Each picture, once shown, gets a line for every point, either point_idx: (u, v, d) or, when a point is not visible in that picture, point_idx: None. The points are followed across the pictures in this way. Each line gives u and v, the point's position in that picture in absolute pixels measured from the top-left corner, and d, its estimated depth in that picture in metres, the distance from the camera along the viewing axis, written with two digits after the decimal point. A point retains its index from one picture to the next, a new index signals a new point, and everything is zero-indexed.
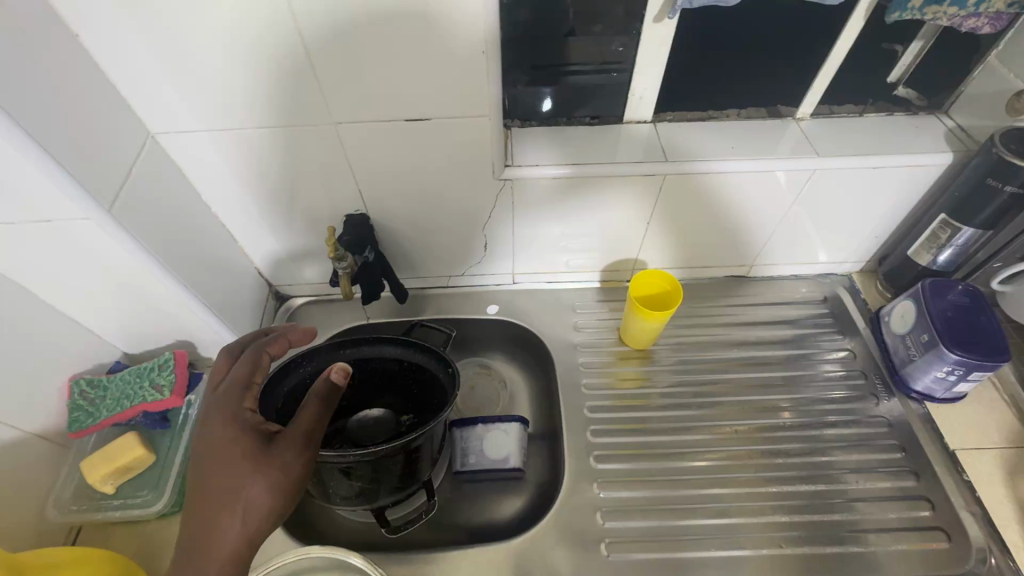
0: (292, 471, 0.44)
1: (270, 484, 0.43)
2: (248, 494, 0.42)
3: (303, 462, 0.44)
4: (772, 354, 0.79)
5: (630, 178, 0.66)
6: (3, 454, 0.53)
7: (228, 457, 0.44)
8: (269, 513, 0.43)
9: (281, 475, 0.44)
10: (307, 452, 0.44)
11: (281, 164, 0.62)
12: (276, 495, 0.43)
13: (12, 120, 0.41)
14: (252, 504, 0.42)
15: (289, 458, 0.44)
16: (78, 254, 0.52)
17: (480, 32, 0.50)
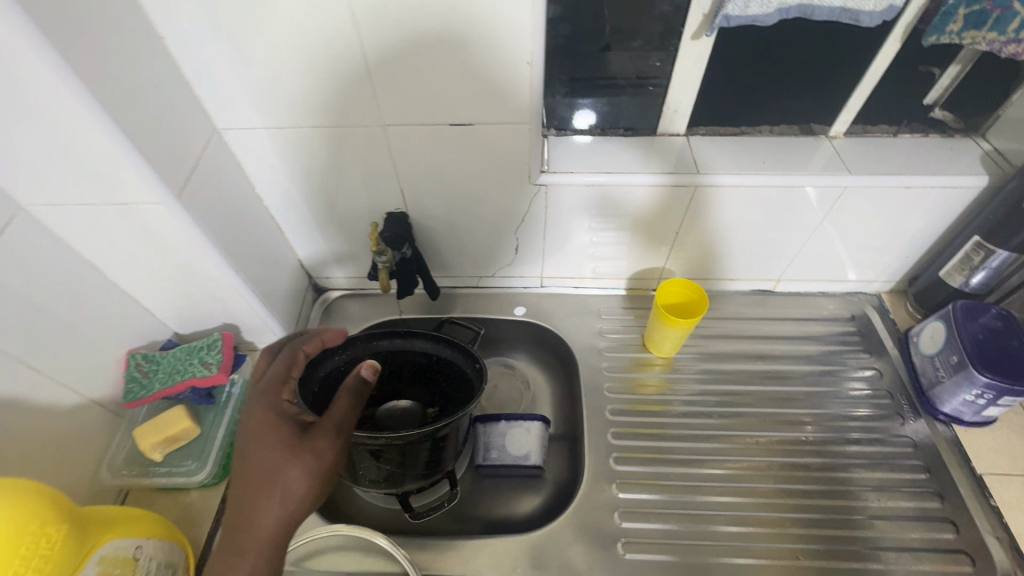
0: (325, 459, 0.47)
1: (304, 470, 0.46)
2: (284, 479, 0.45)
3: (334, 451, 0.47)
4: (796, 369, 0.79)
5: (662, 188, 0.68)
6: (66, 417, 0.58)
7: (267, 442, 0.47)
8: (303, 497, 0.46)
9: (316, 462, 0.46)
10: (338, 441, 0.47)
11: (329, 162, 0.66)
12: (310, 480, 0.46)
13: (105, 108, 0.45)
14: (288, 489, 0.45)
15: (322, 446, 0.47)
16: (145, 236, 0.56)
17: (525, 45, 0.53)
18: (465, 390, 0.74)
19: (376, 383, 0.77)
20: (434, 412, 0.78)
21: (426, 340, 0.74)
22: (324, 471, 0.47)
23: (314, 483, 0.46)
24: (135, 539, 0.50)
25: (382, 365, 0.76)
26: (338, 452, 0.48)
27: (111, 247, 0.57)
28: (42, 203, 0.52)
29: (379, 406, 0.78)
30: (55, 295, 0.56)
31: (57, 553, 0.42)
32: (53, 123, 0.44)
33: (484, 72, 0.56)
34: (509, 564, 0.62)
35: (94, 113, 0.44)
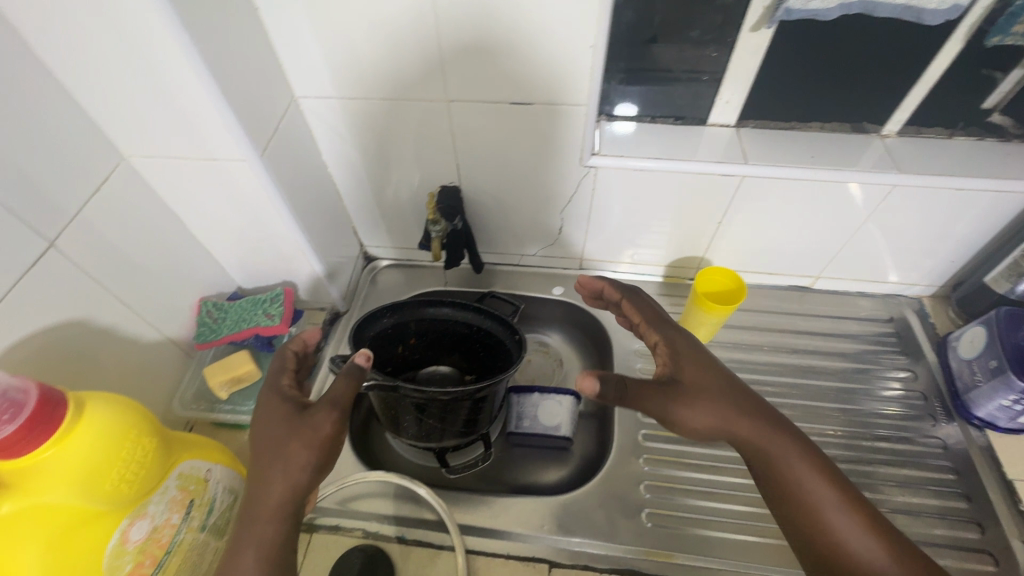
0: (323, 430, 0.50)
1: (306, 442, 0.49)
2: (287, 451, 0.49)
3: (331, 422, 0.50)
4: (829, 365, 0.80)
5: (709, 177, 0.70)
6: (148, 352, 0.64)
7: (275, 419, 0.51)
8: (306, 468, 0.49)
9: (316, 434, 0.50)
10: (333, 413, 0.51)
11: (392, 135, 0.70)
12: (312, 451, 0.49)
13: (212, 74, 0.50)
14: (290, 460, 0.48)
15: (320, 419, 0.50)
16: (229, 192, 0.62)
17: (589, 28, 0.56)
18: (503, 360, 0.77)
19: (418, 347, 0.81)
20: (471, 378, 0.82)
21: (468, 310, 0.77)
22: (324, 443, 0.50)
23: (316, 453, 0.49)
24: (206, 462, 0.55)
25: (426, 331, 0.79)
26: (335, 424, 0.51)
27: (192, 199, 0.63)
28: (145, 154, 0.58)
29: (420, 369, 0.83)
30: (144, 240, 0.62)
31: (148, 460, 0.47)
32: (164, 81, 0.49)
33: (548, 55, 0.58)
34: (536, 523, 0.65)
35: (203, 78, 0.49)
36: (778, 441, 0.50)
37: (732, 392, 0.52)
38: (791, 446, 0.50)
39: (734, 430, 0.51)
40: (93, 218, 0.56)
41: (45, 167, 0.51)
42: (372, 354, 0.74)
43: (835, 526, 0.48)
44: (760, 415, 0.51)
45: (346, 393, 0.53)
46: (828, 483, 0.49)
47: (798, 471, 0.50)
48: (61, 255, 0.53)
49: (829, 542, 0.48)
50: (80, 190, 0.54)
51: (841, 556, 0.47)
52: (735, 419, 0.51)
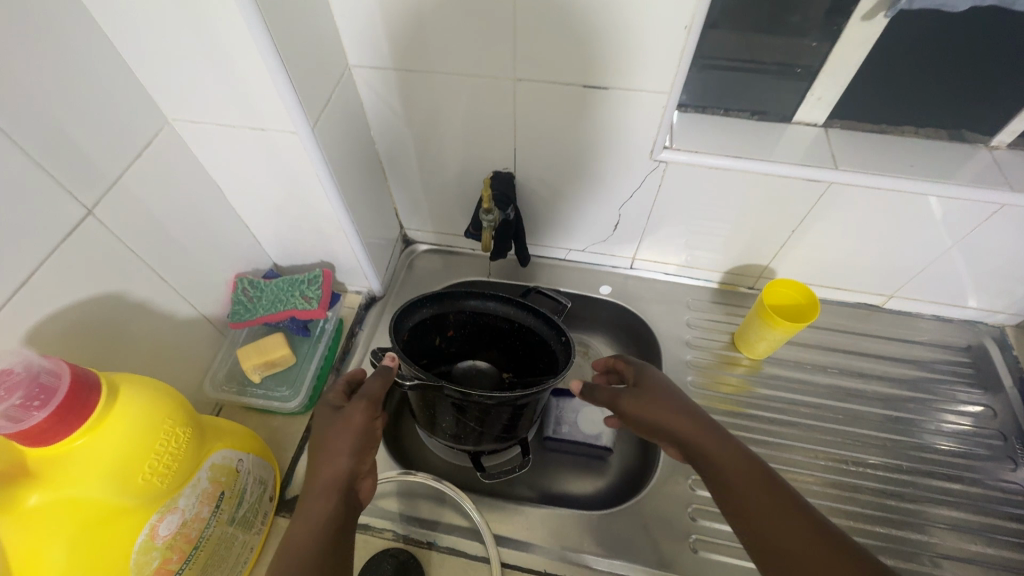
0: (356, 415, 0.50)
1: (343, 430, 0.49)
2: (328, 441, 0.49)
3: (362, 407, 0.51)
4: (897, 393, 0.74)
5: (792, 181, 0.64)
6: (181, 328, 0.61)
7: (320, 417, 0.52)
8: (346, 452, 0.48)
9: (351, 422, 0.50)
10: (363, 399, 0.51)
11: (448, 113, 0.65)
12: (349, 437, 0.49)
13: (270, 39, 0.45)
14: (331, 448, 0.48)
15: (354, 407, 0.51)
16: (275, 164, 0.58)
17: (687, 6, 0.49)
18: (546, 360, 0.72)
19: (456, 339, 0.77)
20: (508, 375, 0.78)
21: (510, 305, 0.72)
22: (359, 428, 0.50)
23: (353, 440, 0.49)
24: (238, 452, 0.52)
25: (465, 324, 0.75)
26: (368, 410, 0.51)
27: (233, 169, 0.60)
28: (191, 120, 0.54)
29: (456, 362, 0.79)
30: (183, 211, 0.58)
31: (183, 453, 0.44)
32: (218, 39, 0.45)
33: (637, 34, 0.52)
34: (576, 540, 0.61)
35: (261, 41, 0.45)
36: (704, 436, 0.48)
37: (664, 392, 0.52)
38: (718, 441, 0.47)
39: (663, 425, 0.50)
40: (134, 184, 0.52)
41: (86, 126, 0.47)
42: (410, 345, 0.71)
43: (768, 521, 0.43)
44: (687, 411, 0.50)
45: (377, 389, 0.53)
46: (757, 477, 0.45)
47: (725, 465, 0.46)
48: (98, 223, 0.49)
49: (763, 541, 0.42)
50: (121, 153, 0.50)
51: (778, 556, 0.41)
52: (662, 413, 0.50)
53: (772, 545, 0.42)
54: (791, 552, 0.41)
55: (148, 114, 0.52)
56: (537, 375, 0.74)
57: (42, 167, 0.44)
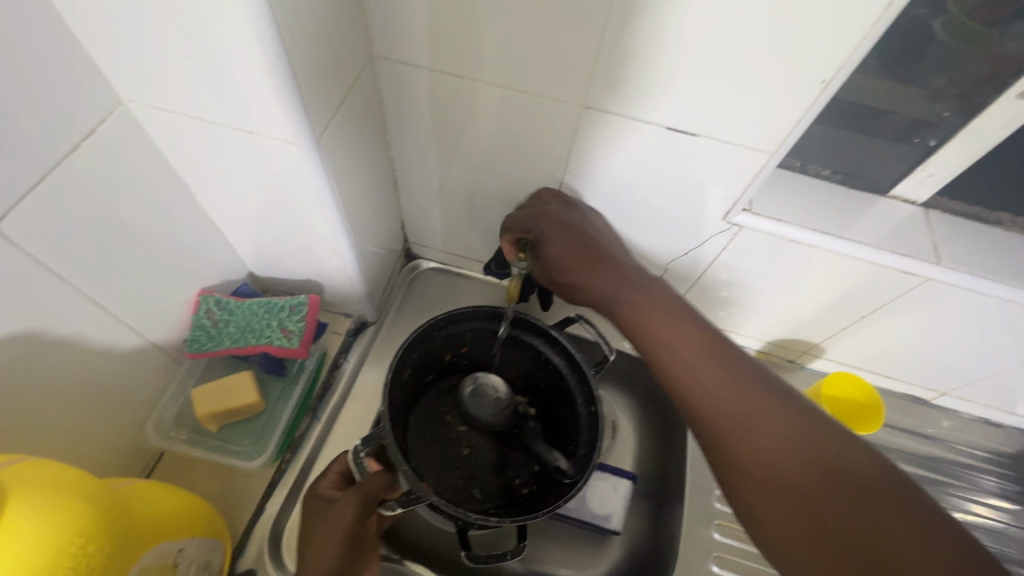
0: (342, 515, 0.45)
1: (330, 528, 0.44)
2: (318, 534, 0.44)
3: (351, 503, 0.45)
4: (935, 503, 0.68)
5: (879, 269, 0.54)
6: (122, 362, 0.48)
7: (310, 509, 0.47)
8: (331, 556, 0.43)
9: (339, 521, 0.45)
10: (353, 493, 0.46)
11: (492, 132, 0.53)
12: (336, 537, 0.44)
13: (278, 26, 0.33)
14: (315, 550, 0.44)
15: (342, 504, 0.45)
16: (263, 174, 0.45)
17: (837, 57, 0.39)
18: (567, 412, 0.61)
19: (470, 355, 0.65)
20: (524, 401, 0.67)
21: (535, 336, 0.61)
22: (348, 528, 0.44)
23: (341, 541, 0.44)
24: (180, 541, 0.42)
25: (484, 342, 0.64)
26: (358, 507, 0.45)
27: (208, 166, 0.46)
28: (154, 105, 0.41)
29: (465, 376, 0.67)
30: (136, 217, 0.45)
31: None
32: (215, 13, 0.32)
33: (761, 79, 0.41)
34: None
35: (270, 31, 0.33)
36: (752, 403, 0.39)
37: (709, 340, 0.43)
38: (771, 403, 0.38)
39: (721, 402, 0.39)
40: (71, 185, 0.39)
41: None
42: (415, 370, 0.61)
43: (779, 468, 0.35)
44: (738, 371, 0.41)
45: (375, 486, 0.46)
46: (796, 439, 0.36)
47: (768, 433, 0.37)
48: (11, 245, 0.36)
49: (741, 478, 0.36)
50: (56, 141, 0.37)
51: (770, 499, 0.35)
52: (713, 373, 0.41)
53: (749, 477, 0.36)
54: (784, 477, 0.35)
55: (96, 91, 0.39)
56: (555, 420, 0.64)
57: None
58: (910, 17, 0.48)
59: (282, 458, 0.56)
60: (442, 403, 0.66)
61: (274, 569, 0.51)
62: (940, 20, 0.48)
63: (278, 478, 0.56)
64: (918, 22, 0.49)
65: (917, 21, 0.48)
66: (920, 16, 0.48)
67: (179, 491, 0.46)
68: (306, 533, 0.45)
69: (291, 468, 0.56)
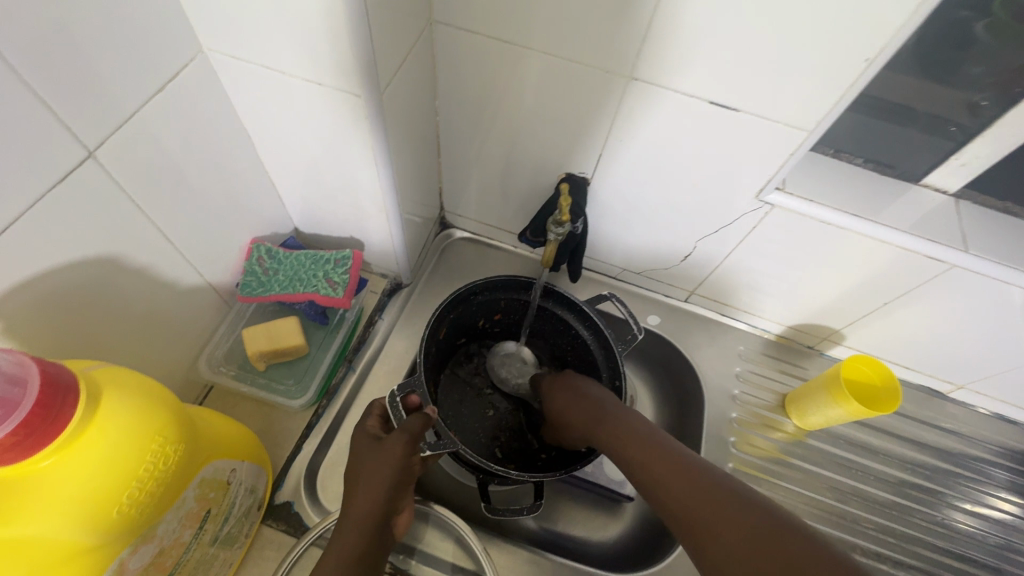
0: (392, 451, 0.46)
1: (381, 462, 0.46)
2: (366, 468, 0.46)
3: (400, 441, 0.47)
4: (944, 491, 0.70)
5: (906, 255, 0.56)
6: (182, 298, 0.52)
7: (359, 446, 0.48)
8: (382, 486, 0.46)
9: (388, 457, 0.47)
10: (403, 432, 0.47)
11: (536, 101, 0.55)
12: (387, 470, 0.46)
13: None
14: (367, 480, 0.46)
15: (393, 440, 0.47)
16: (322, 128, 0.48)
17: (881, 36, 0.40)
18: None
19: (502, 323, 0.68)
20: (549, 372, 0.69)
21: (568, 309, 0.63)
22: (396, 464, 0.46)
23: (388, 475, 0.46)
24: (233, 462, 0.45)
25: (518, 311, 0.66)
26: (406, 446, 0.47)
27: (271, 116, 0.49)
28: (232, 55, 0.44)
29: (495, 343, 0.69)
30: (203, 161, 0.48)
31: (169, 476, 0.36)
32: None
33: (805, 57, 0.43)
34: None
35: None
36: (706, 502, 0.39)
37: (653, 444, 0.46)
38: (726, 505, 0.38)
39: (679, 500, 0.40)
40: (153, 126, 0.42)
41: (98, 46, 0.36)
42: (449, 331, 0.63)
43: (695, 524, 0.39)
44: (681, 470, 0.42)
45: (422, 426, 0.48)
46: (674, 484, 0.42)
47: (727, 537, 0.36)
48: (102, 170, 0.39)
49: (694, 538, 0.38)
50: (144, 83, 0.40)
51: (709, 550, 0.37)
52: (666, 477, 0.42)
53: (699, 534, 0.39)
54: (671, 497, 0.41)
55: (181, 38, 0.42)
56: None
57: (33, 90, 0.33)
58: (954, 18, 0.48)
59: (319, 403, 0.60)
60: (471, 366, 0.68)
61: (308, 503, 0.55)
62: (985, 23, 0.48)
63: (315, 421, 0.59)
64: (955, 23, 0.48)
65: (961, 23, 0.48)
66: (965, 19, 0.48)
67: (230, 417, 0.49)
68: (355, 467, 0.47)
69: (326, 413, 0.60)
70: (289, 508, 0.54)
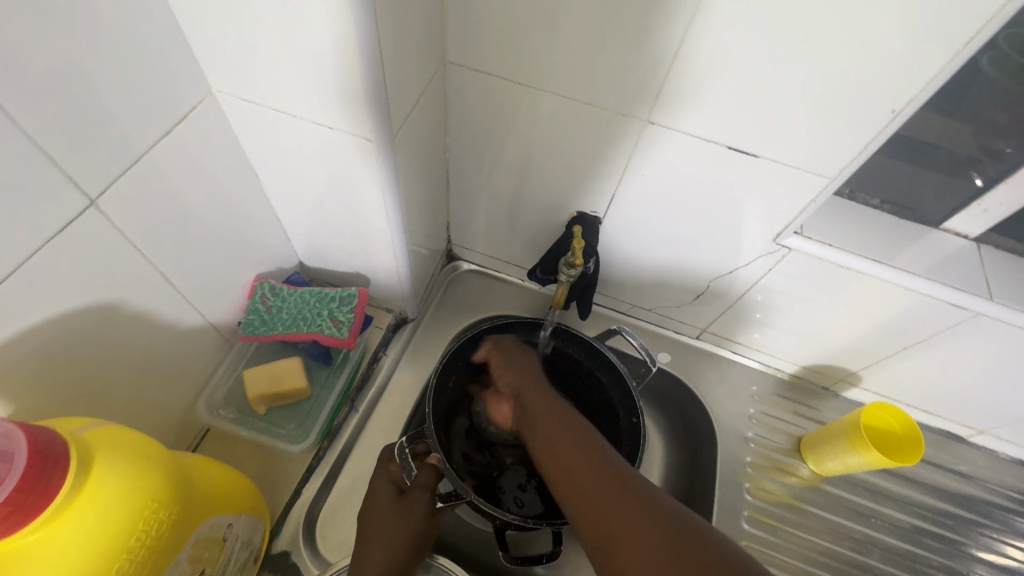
0: (418, 505, 0.50)
1: (405, 517, 0.49)
2: (387, 523, 0.48)
3: (425, 497, 0.51)
4: (966, 542, 0.67)
5: (928, 300, 0.54)
6: (182, 340, 0.50)
7: (377, 499, 0.50)
8: (407, 541, 0.48)
9: (410, 512, 0.50)
10: (427, 488, 0.51)
11: (549, 140, 0.54)
12: (411, 524, 0.49)
13: (374, 29, 0.35)
14: (391, 532, 0.48)
15: (416, 495, 0.50)
16: (331, 169, 0.47)
17: (908, 88, 0.39)
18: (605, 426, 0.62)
19: None
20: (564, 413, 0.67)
21: (579, 349, 0.63)
22: (418, 518, 0.50)
23: (411, 530, 0.49)
24: (230, 516, 0.43)
25: None
26: (429, 502, 0.51)
27: (278, 156, 0.48)
28: (243, 97, 0.43)
29: None
30: (209, 201, 0.47)
31: (162, 542, 0.34)
32: (315, 13, 0.34)
33: (828, 104, 0.42)
34: None
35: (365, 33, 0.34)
36: (583, 463, 0.42)
37: (562, 413, 0.47)
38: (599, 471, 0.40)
39: (567, 469, 0.42)
40: (159, 168, 0.41)
41: (106, 94, 0.35)
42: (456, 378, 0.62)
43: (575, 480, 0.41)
44: (574, 440, 0.44)
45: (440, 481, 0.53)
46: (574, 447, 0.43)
47: (592, 495, 0.39)
48: (104, 217, 0.38)
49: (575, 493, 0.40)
50: (150, 126, 0.39)
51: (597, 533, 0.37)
52: (560, 446, 0.44)
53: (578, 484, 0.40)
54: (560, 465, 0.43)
55: (191, 80, 0.41)
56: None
57: (37, 143, 0.32)
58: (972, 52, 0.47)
59: (320, 445, 0.58)
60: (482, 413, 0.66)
61: (307, 553, 0.53)
62: (1001, 58, 0.47)
63: (316, 465, 0.57)
64: (968, 63, 0.48)
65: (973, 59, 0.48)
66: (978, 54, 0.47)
67: (227, 467, 0.47)
68: (376, 521, 0.48)
69: (328, 455, 0.58)
70: (286, 558, 0.52)
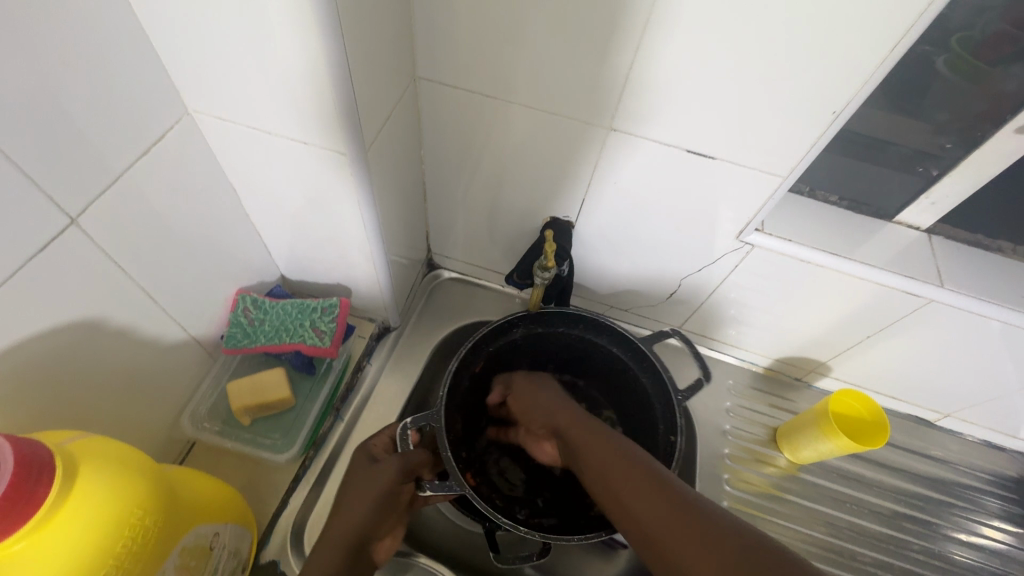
0: (385, 474, 0.49)
1: (371, 485, 0.49)
2: (353, 492, 0.48)
3: (393, 467, 0.50)
4: (939, 523, 0.70)
5: (885, 290, 0.57)
6: (165, 354, 0.51)
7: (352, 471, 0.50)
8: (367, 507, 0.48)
9: (377, 482, 0.49)
10: (397, 459, 0.51)
11: (519, 150, 0.56)
12: (376, 492, 0.49)
13: (342, 50, 0.37)
14: (352, 499, 0.48)
15: (385, 463, 0.50)
16: (309, 183, 0.49)
17: (845, 91, 0.42)
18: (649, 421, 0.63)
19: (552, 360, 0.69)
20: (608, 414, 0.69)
21: (616, 345, 0.63)
22: (382, 486, 0.49)
23: (374, 498, 0.48)
24: (216, 525, 0.44)
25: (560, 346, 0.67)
26: (398, 472, 0.50)
27: (256, 172, 0.50)
28: (219, 116, 0.45)
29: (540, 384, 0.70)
30: (189, 218, 0.48)
31: (147, 550, 0.35)
32: (285, 36, 0.36)
33: (775, 108, 0.45)
34: None
35: (333, 54, 0.36)
36: (620, 470, 0.42)
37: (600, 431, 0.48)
38: (634, 470, 0.42)
39: (605, 476, 0.43)
40: (139, 187, 0.42)
41: (84, 117, 0.37)
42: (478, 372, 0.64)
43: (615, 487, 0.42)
44: (609, 448, 0.45)
45: (416, 458, 0.53)
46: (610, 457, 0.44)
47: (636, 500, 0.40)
48: (85, 235, 0.39)
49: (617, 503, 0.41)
50: (129, 146, 0.40)
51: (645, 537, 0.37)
52: (597, 454, 0.45)
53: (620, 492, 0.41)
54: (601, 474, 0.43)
55: (168, 101, 0.43)
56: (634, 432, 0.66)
57: (17, 164, 0.33)
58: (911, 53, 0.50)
59: (305, 455, 0.58)
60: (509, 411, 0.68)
61: (295, 562, 0.53)
62: (936, 59, 0.50)
63: (302, 474, 0.57)
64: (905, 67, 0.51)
65: (923, 56, 0.51)
66: (926, 53, 0.50)
67: (209, 476, 0.47)
68: (345, 490, 0.49)
69: (313, 464, 0.58)
70: (274, 567, 0.53)
